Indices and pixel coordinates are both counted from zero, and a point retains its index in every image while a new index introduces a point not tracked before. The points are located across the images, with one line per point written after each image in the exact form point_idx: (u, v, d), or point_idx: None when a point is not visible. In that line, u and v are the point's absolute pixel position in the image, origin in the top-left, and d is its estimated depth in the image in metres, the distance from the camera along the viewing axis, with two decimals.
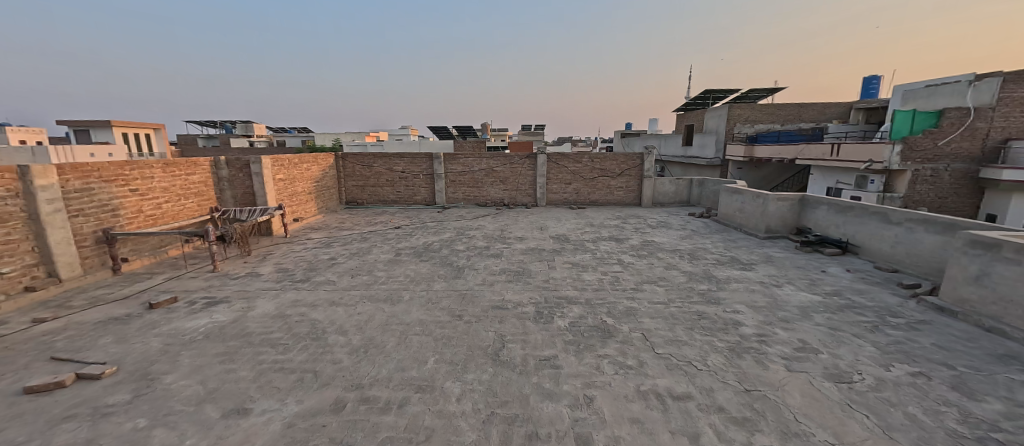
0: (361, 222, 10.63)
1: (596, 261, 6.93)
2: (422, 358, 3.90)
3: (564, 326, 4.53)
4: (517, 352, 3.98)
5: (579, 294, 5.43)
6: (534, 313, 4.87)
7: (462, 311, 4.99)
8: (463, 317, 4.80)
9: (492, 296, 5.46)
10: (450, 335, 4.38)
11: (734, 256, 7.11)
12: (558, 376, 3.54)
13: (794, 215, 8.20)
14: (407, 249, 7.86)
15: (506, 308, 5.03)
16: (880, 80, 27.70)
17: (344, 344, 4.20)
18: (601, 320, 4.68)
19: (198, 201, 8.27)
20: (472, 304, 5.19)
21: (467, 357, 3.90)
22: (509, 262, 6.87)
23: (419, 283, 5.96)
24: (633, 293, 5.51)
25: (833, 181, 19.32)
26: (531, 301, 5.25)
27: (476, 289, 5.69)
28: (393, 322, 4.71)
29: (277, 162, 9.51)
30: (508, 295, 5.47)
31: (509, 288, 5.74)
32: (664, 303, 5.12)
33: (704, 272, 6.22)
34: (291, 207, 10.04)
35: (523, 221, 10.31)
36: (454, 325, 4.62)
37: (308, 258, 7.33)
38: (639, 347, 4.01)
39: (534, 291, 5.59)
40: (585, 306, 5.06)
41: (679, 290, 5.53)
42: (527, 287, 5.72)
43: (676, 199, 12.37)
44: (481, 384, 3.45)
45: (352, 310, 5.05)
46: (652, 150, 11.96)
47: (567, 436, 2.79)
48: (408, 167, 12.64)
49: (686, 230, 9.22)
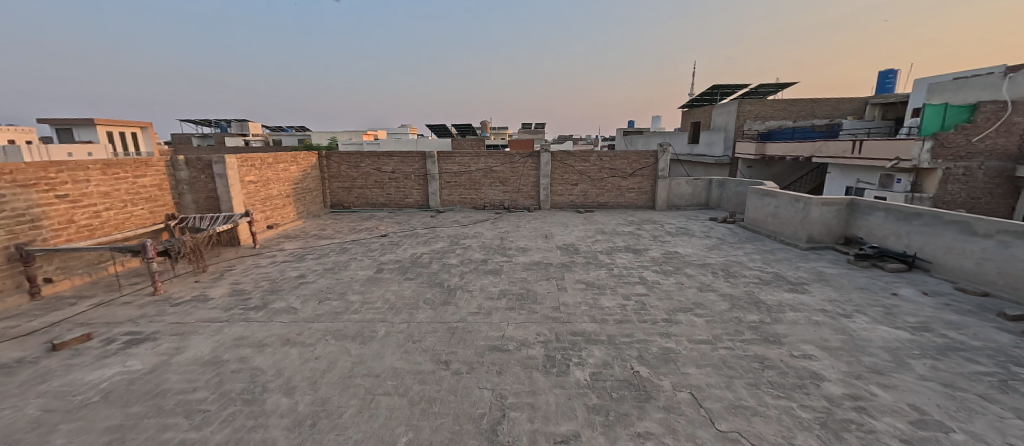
0: (344, 229, 9.51)
1: (613, 281, 5.80)
2: (388, 439, 2.77)
3: (584, 381, 3.39)
4: (522, 428, 2.84)
5: (598, 329, 4.30)
6: (542, 360, 3.74)
7: (449, 354, 3.86)
8: (450, 365, 3.67)
9: (489, 331, 4.33)
10: (431, 395, 3.25)
11: (777, 273, 5.97)
12: None
13: (841, 222, 7.07)
14: (392, 264, 6.73)
15: (506, 351, 3.90)
16: (897, 74, 26.49)
17: (285, 412, 3.07)
18: (631, 370, 3.54)
19: (150, 207, 7.15)
20: (464, 344, 4.06)
21: (452, 437, 2.77)
22: (510, 282, 5.76)
23: (399, 312, 4.83)
24: (667, 326, 4.37)
25: (854, 180, 18.17)
26: (538, 339, 4.11)
27: (470, 321, 4.56)
28: (358, 373, 3.58)
29: (247, 162, 8.39)
30: (509, 329, 4.34)
31: (510, 319, 4.60)
32: (710, 343, 3.99)
33: (748, 296, 5.09)
34: (264, 213, 8.92)
35: (526, 228, 9.19)
36: (437, 378, 3.49)
37: (273, 276, 6.20)
38: (692, 420, 2.87)
39: (542, 323, 4.46)
40: (608, 348, 3.93)
41: (724, 323, 4.39)
42: (532, 318, 4.59)
43: (694, 201, 11.25)
44: None
45: (309, 354, 3.92)
46: (668, 147, 10.83)
47: None
48: (399, 167, 11.52)
49: (712, 238, 8.08)
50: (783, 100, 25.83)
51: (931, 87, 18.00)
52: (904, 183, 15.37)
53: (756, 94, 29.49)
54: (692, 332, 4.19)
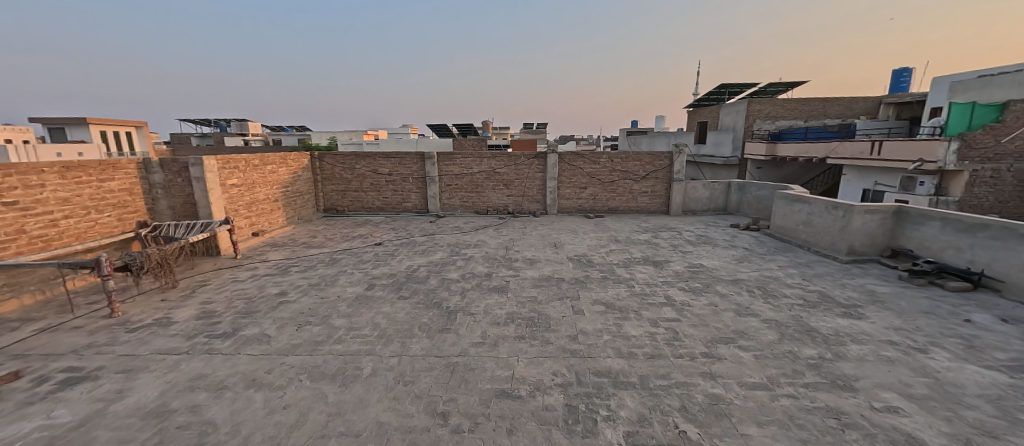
0: (336, 236, 8.81)
1: (636, 301, 5.08)
2: None
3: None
4: None
5: (627, 367, 3.58)
6: (562, 412, 3.02)
7: (448, 404, 3.14)
8: (449, 420, 2.96)
9: (496, 369, 3.61)
10: None
11: (822, 292, 5.23)
12: None
13: (886, 233, 6.33)
14: (384, 278, 6.02)
15: (517, 398, 3.19)
16: (912, 73, 25.67)
17: None
18: (676, 429, 2.82)
19: (118, 214, 6.45)
20: (466, 388, 3.34)
21: None
22: (518, 302, 5.05)
23: (390, 342, 4.12)
24: (710, 363, 3.64)
25: (872, 182, 17.41)
26: (556, 382, 3.39)
27: (472, 355, 3.85)
28: (333, 431, 2.86)
29: (228, 164, 7.69)
30: (520, 367, 3.63)
31: (520, 352, 3.89)
32: (767, 388, 3.26)
33: (797, 323, 4.36)
34: (248, 219, 8.23)
35: (532, 236, 8.47)
36: (432, 439, 2.77)
37: (250, 294, 5.50)
38: None
39: (558, 359, 3.74)
40: (642, 395, 3.20)
41: (777, 359, 3.67)
42: (547, 351, 3.88)
43: (711, 206, 10.52)
44: None
45: (276, 402, 3.21)
46: (684, 147, 10.10)
47: None
48: (396, 169, 10.81)
49: (738, 249, 7.35)
50: (794, 99, 25.05)
51: (954, 87, 17.18)
52: (928, 185, 14.63)
53: (765, 93, 28.72)
54: (742, 372, 3.46)
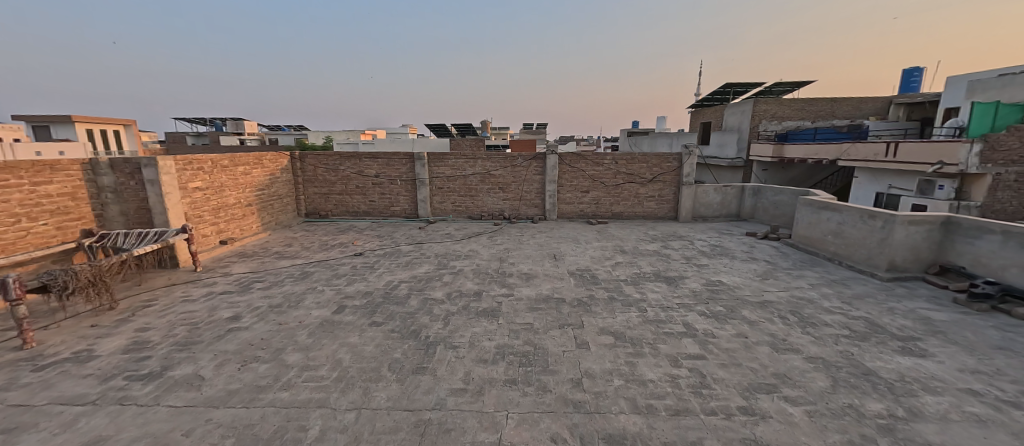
0: (313, 244, 8.02)
1: (650, 330, 4.29)
2: None
3: None
4: None
5: (647, 430, 2.78)
6: None
7: None
8: None
9: (477, 431, 2.81)
10: None
11: (869, 320, 4.44)
12: None
13: (932, 246, 5.55)
14: (358, 298, 5.23)
15: None
16: (923, 72, 24.89)
17: None
18: None
19: (57, 222, 5.63)
20: None
21: None
22: (510, 331, 4.25)
23: (349, 389, 3.32)
24: (752, 424, 2.85)
25: (886, 185, 16.66)
26: None
27: (450, 410, 3.04)
28: None
29: (191, 164, 6.92)
30: (508, 428, 2.83)
31: (510, 404, 3.09)
32: None
33: (849, 364, 3.56)
34: (215, 225, 7.44)
35: (530, 245, 7.69)
36: None
37: (198, 318, 4.70)
38: None
39: (558, 417, 2.94)
40: None
41: (837, 419, 2.87)
42: (544, 404, 3.08)
43: (723, 211, 9.73)
44: None
45: None
46: (695, 148, 9.32)
47: None
48: (384, 170, 10.02)
49: (759, 262, 6.55)
50: (802, 99, 24.29)
51: (972, 86, 16.40)
52: (947, 189, 13.90)
53: (770, 93, 27.96)
54: (797, 440, 2.66)
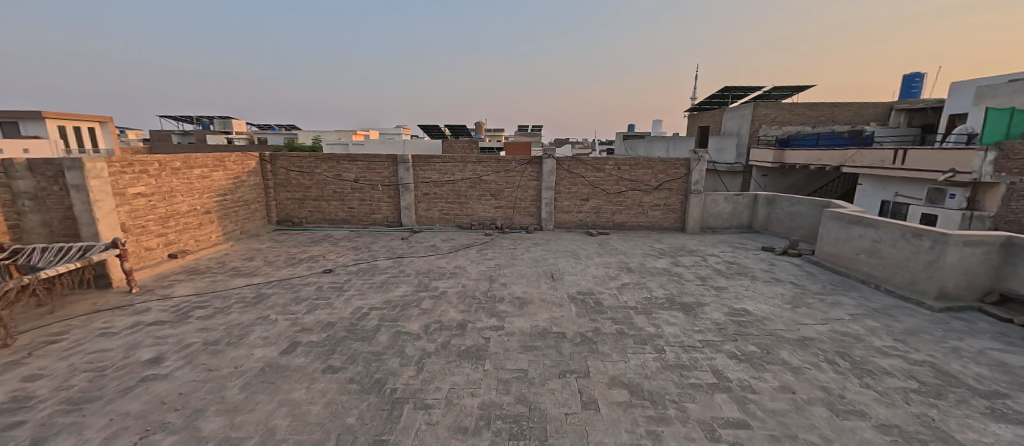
0: (280, 258, 7.09)
1: (673, 381, 3.44)
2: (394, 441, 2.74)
3: (586, 422, 2.93)
4: (516, 389, 3.32)
5: (632, 429, 2.85)
6: (524, 410, 3.06)
7: (435, 420, 2.98)
8: (434, 415, 3.02)
9: (475, 404, 3.15)
10: (441, 436, 2.81)
11: (935, 366, 3.65)
12: (531, 435, 2.80)
13: (986, 272, 4.82)
14: (316, 332, 4.33)
15: (467, 433, 2.82)
16: (923, 78, 24.57)
17: None
18: (640, 426, 2.88)
19: None
20: (437, 428, 2.89)
21: (443, 431, 2.84)
22: (498, 383, 3.41)
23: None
24: None
25: (893, 193, 16.06)
26: (522, 424, 2.91)
27: (460, 411, 3.07)
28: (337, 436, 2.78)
29: (131, 167, 5.98)
30: (491, 425, 2.91)
31: (487, 410, 3.07)
32: None
33: (934, 437, 2.77)
34: (162, 237, 6.49)
35: (524, 262, 6.83)
36: (417, 431, 2.85)
37: (109, 361, 3.77)
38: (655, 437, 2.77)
39: (525, 422, 2.93)
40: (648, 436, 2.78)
41: None
42: (524, 432, 2.82)
43: (734, 222, 8.98)
44: (472, 422, 2.94)
45: (275, 435, 2.81)
46: (704, 153, 8.55)
47: (567, 435, 2.79)
48: (364, 174, 9.10)
49: (786, 284, 5.75)
50: (802, 104, 23.75)
51: (980, 92, 15.62)
52: (958, 199, 13.49)
53: (768, 97, 27.53)
54: None
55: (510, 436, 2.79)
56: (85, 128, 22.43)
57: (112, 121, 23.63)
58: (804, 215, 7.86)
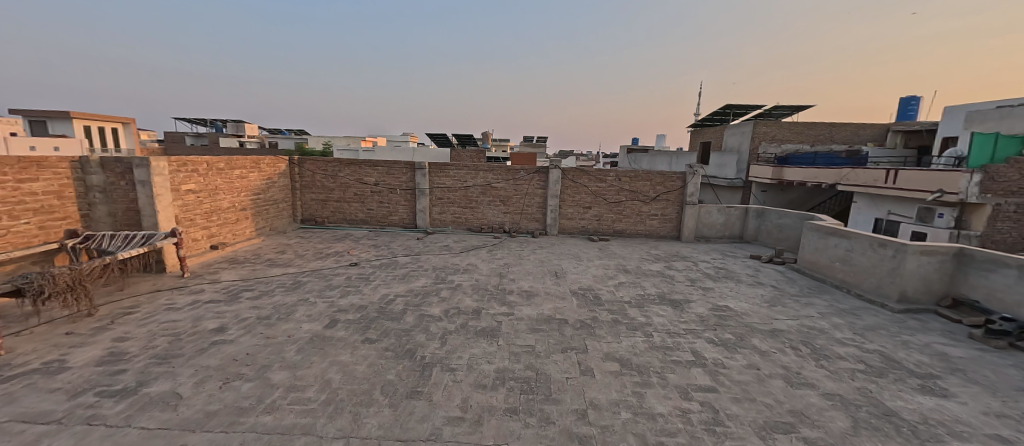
0: (308, 252, 7.80)
1: (657, 358, 4.08)
2: (428, 393, 3.39)
3: (583, 384, 3.57)
4: (526, 359, 3.98)
5: (621, 390, 3.49)
6: (533, 374, 3.72)
7: (459, 380, 3.63)
8: (459, 376, 3.66)
9: (492, 369, 3.80)
10: (465, 389, 3.46)
11: (883, 354, 4.27)
12: (539, 391, 3.44)
13: (942, 279, 5.45)
14: (351, 311, 5.02)
15: (486, 389, 3.47)
16: (920, 101, 25.31)
17: (321, 405, 3.18)
18: (628, 389, 3.51)
19: (40, 221, 5.36)
20: (461, 385, 3.53)
21: (467, 387, 3.49)
22: (510, 354, 4.06)
23: (378, 398, 3.30)
24: (758, 417, 3.16)
25: (886, 211, 16.58)
26: (531, 384, 3.55)
27: (479, 373, 3.73)
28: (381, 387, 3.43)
29: (185, 166, 6.75)
30: (506, 383, 3.56)
31: (501, 374, 3.71)
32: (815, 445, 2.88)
33: (868, 403, 3.38)
34: (206, 229, 7.22)
35: (530, 262, 7.50)
36: (447, 385, 3.51)
37: (181, 328, 4.47)
38: (639, 396, 3.41)
39: (534, 383, 3.57)
40: (633, 395, 3.42)
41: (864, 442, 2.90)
42: (533, 389, 3.46)
43: (726, 232, 9.62)
44: (490, 382, 3.58)
45: (331, 385, 3.47)
46: (699, 168, 9.23)
47: (566, 392, 3.44)
48: (383, 179, 9.84)
49: (766, 287, 6.39)
50: (801, 123, 24.49)
51: (970, 117, 16.28)
52: (947, 218, 14.00)
53: (768, 115, 28.33)
54: (763, 413, 3.22)
55: (522, 391, 3.44)
56: (109, 128, 23.48)
57: (135, 122, 24.65)
58: (791, 227, 8.49)
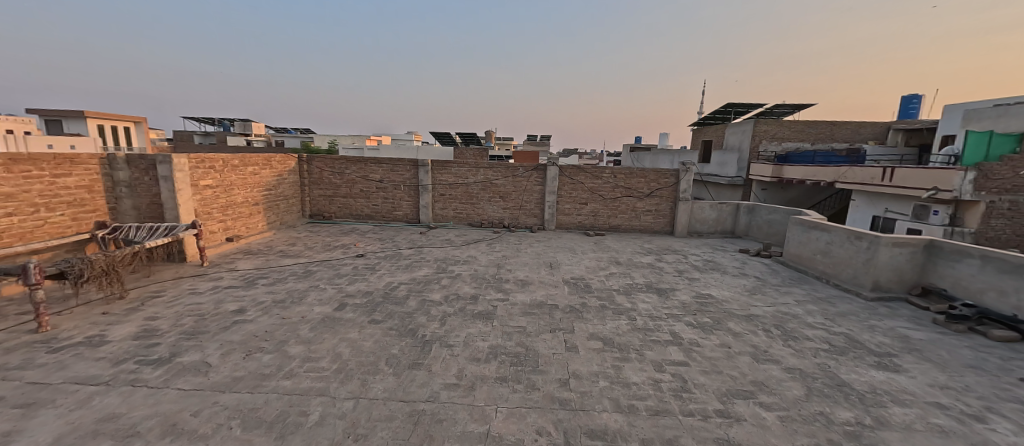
0: (317, 244, 8.25)
1: (638, 337, 4.47)
2: (428, 364, 3.79)
3: (567, 358, 3.96)
4: (517, 337, 4.38)
5: (601, 363, 3.88)
6: (523, 349, 4.11)
7: (457, 354, 4.03)
8: (456, 351, 4.07)
9: (486, 345, 4.20)
10: (461, 361, 3.87)
11: (849, 335, 4.63)
12: (528, 363, 3.84)
13: (914, 269, 5.77)
14: (359, 296, 5.44)
15: (480, 361, 3.87)
16: (921, 99, 25.35)
17: (334, 373, 3.60)
18: (607, 362, 3.91)
19: (73, 213, 5.82)
20: (458, 358, 3.94)
21: (463, 359, 3.89)
22: (503, 333, 4.46)
23: (383, 367, 3.72)
24: (722, 385, 3.54)
25: (883, 209, 16.74)
26: (521, 357, 3.95)
27: (474, 348, 4.13)
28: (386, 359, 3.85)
29: (203, 163, 7.20)
30: (498, 357, 3.96)
31: (494, 349, 4.12)
32: (768, 408, 3.26)
33: (825, 376, 3.75)
34: (222, 223, 7.68)
35: (527, 254, 7.90)
36: (445, 358, 3.91)
37: (205, 309, 4.91)
38: (617, 368, 3.80)
39: (523, 356, 3.97)
40: (612, 367, 3.81)
41: (814, 406, 3.27)
42: (522, 362, 3.86)
43: (718, 228, 9.94)
44: (483, 355, 3.99)
45: (341, 357, 3.89)
46: (692, 165, 9.56)
47: (552, 364, 3.83)
48: (388, 176, 10.25)
49: (750, 278, 6.74)
50: (802, 121, 24.63)
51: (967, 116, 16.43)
52: (941, 215, 14.28)
53: (769, 113, 28.47)
54: (727, 383, 3.59)
55: (512, 363, 3.84)
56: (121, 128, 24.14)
57: (146, 121, 25.30)
58: (779, 223, 8.81)
